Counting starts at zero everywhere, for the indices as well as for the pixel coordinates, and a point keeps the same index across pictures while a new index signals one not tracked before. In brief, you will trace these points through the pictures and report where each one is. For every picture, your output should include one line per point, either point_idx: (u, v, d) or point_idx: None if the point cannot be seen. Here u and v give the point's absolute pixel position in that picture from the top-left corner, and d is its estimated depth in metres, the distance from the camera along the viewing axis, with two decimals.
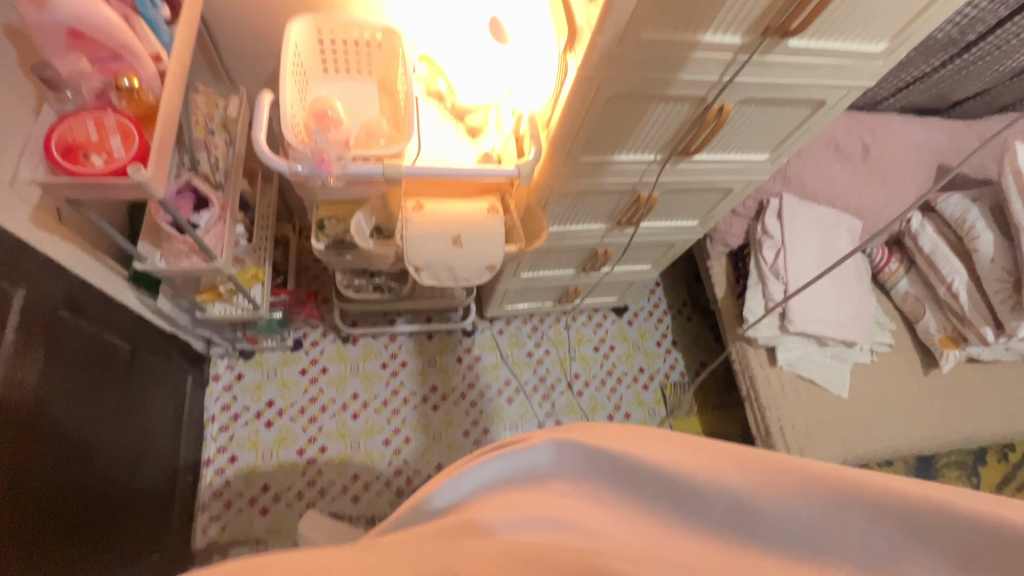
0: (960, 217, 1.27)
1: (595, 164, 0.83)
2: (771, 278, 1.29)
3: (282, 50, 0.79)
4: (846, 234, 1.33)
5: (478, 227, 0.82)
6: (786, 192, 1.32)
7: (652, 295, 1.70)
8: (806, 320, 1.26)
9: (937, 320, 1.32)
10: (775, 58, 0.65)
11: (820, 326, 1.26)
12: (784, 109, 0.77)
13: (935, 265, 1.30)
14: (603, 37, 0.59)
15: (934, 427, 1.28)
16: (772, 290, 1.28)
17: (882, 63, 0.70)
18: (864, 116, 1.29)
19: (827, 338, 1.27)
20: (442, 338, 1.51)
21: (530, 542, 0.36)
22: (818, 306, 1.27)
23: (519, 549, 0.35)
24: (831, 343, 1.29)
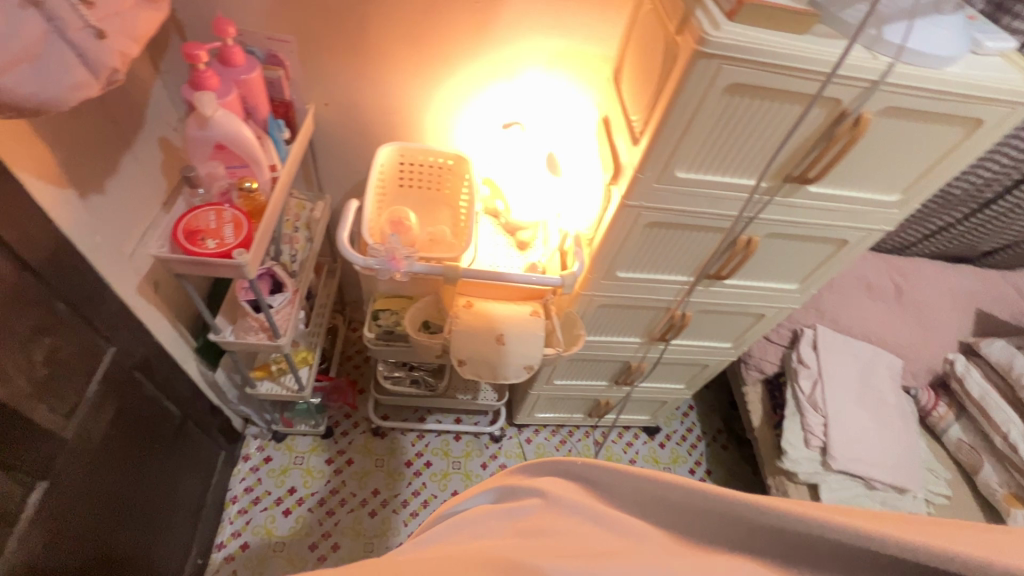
0: (1006, 362, 1.25)
1: (629, 281, 0.91)
2: (808, 408, 1.27)
3: (371, 168, 0.95)
4: (885, 370, 1.32)
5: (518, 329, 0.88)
6: (820, 323, 1.35)
7: (685, 419, 1.67)
8: (849, 457, 1.20)
9: (998, 473, 1.23)
10: (796, 200, 0.73)
11: (865, 466, 1.20)
12: (808, 245, 0.85)
13: (986, 412, 1.25)
14: (644, 175, 0.69)
15: None
16: (810, 421, 1.25)
17: (897, 212, 0.77)
18: (892, 258, 1.35)
19: (875, 480, 1.20)
20: (469, 440, 1.51)
21: (549, 562, 0.39)
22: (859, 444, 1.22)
23: (545, 565, 0.38)
24: (880, 487, 1.21)
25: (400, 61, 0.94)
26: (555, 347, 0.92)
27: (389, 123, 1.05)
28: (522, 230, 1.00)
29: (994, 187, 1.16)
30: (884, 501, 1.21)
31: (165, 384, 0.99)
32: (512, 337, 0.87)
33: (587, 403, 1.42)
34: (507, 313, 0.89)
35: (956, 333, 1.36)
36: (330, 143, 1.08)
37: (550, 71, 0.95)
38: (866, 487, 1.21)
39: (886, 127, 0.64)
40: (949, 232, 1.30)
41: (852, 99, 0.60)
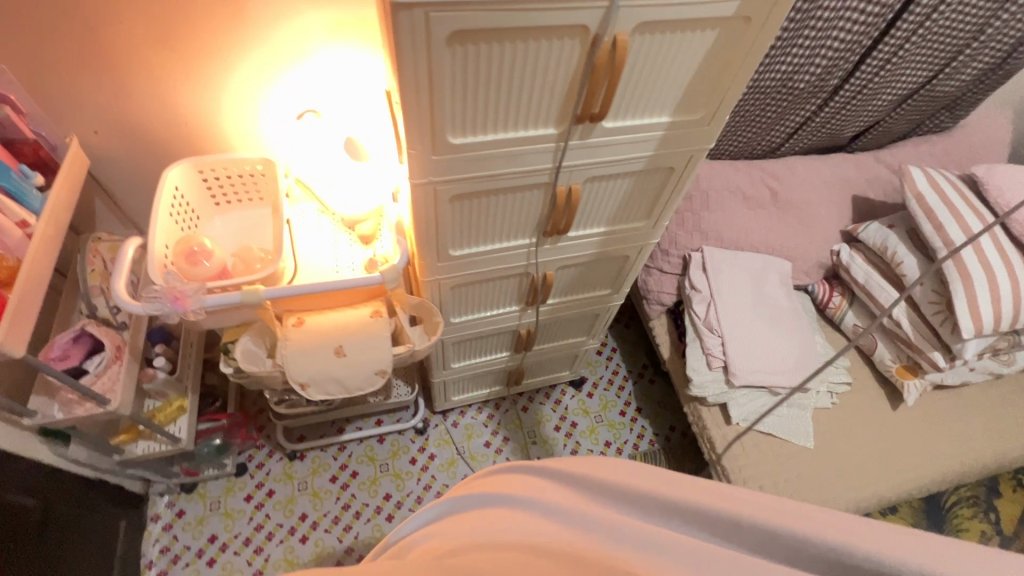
0: (881, 244, 1.26)
1: (466, 257, 0.84)
2: (706, 331, 1.27)
3: (157, 196, 0.81)
4: (775, 276, 1.33)
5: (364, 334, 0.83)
6: (707, 245, 1.33)
7: (609, 362, 1.67)
8: (751, 370, 1.22)
9: (890, 350, 1.27)
10: (596, 139, 0.68)
11: (767, 375, 1.22)
12: (636, 179, 0.80)
13: (872, 295, 1.28)
14: (415, 149, 0.62)
15: (914, 467, 1.20)
16: (709, 344, 1.26)
17: (710, 127, 0.72)
18: (764, 163, 1.34)
19: (778, 386, 1.22)
20: (394, 440, 1.46)
21: None
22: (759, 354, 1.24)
23: None
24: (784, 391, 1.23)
25: (161, 65, 0.81)
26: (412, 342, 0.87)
27: (182, 137, 0.93)
28: (359, 224, 0.92)
29: (838, 72, 1.13)
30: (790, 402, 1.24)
31: (2, 479, 0.89)
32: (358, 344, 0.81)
33: (500, 375, 1.39)
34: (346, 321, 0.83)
35: (838, 224, 1.37)
36: (124, 172, 0.95)
37: (335, 42, 0.84)
38: (771, 394, 1.24)
39: (651, 43, 0.58)
40: (811, 125, 1.28)
41: (597, 23, 0.53)
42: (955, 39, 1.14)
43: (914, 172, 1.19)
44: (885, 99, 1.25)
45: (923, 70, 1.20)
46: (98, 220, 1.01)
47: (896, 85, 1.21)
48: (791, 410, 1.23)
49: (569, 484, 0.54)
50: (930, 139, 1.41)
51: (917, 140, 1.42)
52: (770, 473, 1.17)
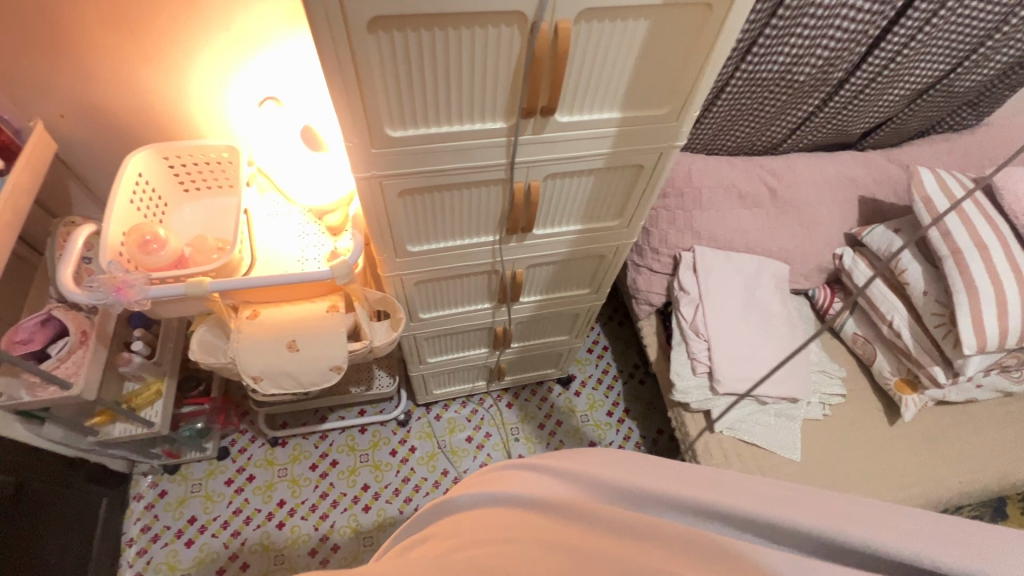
0: (886, 249, 1.19)
1: (425, 254, 0.82)
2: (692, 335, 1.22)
3: (118, 180, 0.80)
4: (770, 280, 1.27)
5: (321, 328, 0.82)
6: (699, 244, 1.28)
7: (599, 361, 1.63)
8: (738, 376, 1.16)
9: (890, 362, 1.20)
10: (549, 135, 0.64)
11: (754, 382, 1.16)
12: (603, 177, 0.76)
13: (873, 303, 1.21)
14: (351, 142, 0.59)
15: (910, 486, 1.13)
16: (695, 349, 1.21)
17: (678, 124, 0.67)
18: (764, 160, 1.27)
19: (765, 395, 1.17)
20: (376, 431, 1.46)
21: None
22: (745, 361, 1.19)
23: None
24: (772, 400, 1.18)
25: (119, 48, 0.80)
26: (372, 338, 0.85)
27: (149, 122, 0.92)
28: (328, 214, 0.90)
29: (842, 65, 1.06)
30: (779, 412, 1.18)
31: None
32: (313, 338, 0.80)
33: (482, 370, 1.37)
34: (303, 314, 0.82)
35: (842, 226, 1.30)
36: (96, 156, 0.95)
37: (299, 27, 0.81)
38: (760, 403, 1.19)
39: (593, 33, 0.54)
40: (815, 120, 1.21)
41: (534, 9, 0.49)
42: (976, 30, 1.05)
43: (923, 171, 1.11)
44: (897, 95, 1.16)
45: (940, 63, 1.11)
46: (75, 204, 1.02)
47: (910, 79, 1.13)
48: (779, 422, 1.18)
49: (485, 490, 0.52)
50: (950, 137, 1.32)
51: (935, 138, 1.32)
52: None
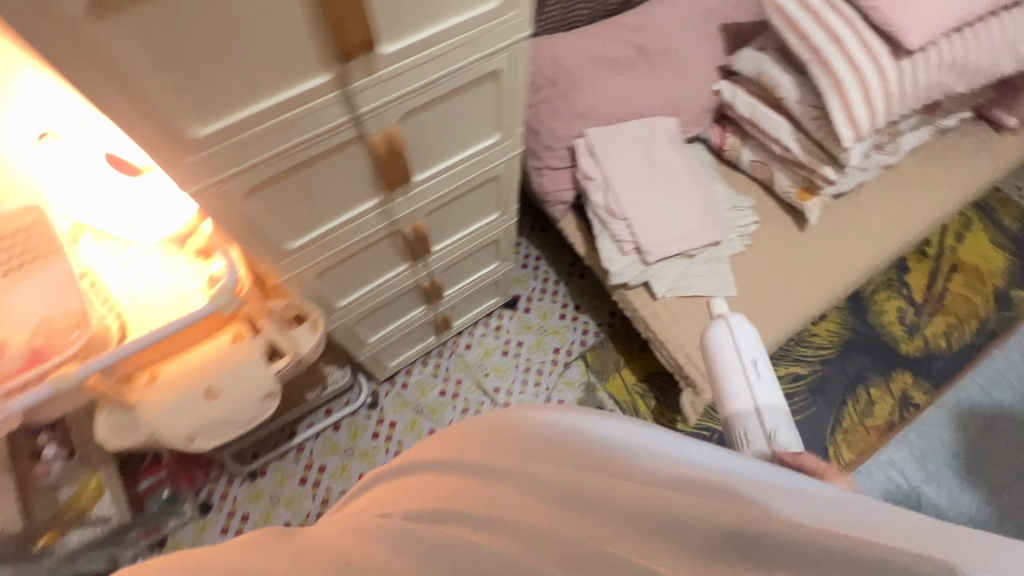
0: (757, 71, 1.20)
1: (311, 246, 0.74)
2: (716, 338, 1.00)
3: None
4: (665, 138, 1.27)
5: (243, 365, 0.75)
6: (589, 126, 1.23)
7: (537, 272, 1.63)
8: (740, 403, 0.92)
9: (787, 176, 1.27)
10: (381, 73, 0.56)
11: (758, 435, 0.86)
12: (461, 97, 0.69)
13: (759, 127, 1.25)
14: (158, 158, 0.50)
15: (829, 279, 1.26)
16: (715, 352, 0.99)
17: (516, 12, 0.60)
18: (621, 18, 1.22)
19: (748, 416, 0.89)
20: (350, 422, 1.43)
21: None
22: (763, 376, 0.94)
23: None
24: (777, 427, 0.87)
25: None
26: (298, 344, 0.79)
27: None
28: (186, 238, 0.79)
29: None
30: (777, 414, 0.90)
31: None
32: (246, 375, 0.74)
33: (427, 326, 1.34)
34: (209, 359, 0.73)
35: (713, 61, 1.29)
36: None
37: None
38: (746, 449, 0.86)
39: None
40: None
41: None
42: None
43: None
44: None
45: None
46: None
47: None
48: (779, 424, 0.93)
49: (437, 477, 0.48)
50: None
51: None
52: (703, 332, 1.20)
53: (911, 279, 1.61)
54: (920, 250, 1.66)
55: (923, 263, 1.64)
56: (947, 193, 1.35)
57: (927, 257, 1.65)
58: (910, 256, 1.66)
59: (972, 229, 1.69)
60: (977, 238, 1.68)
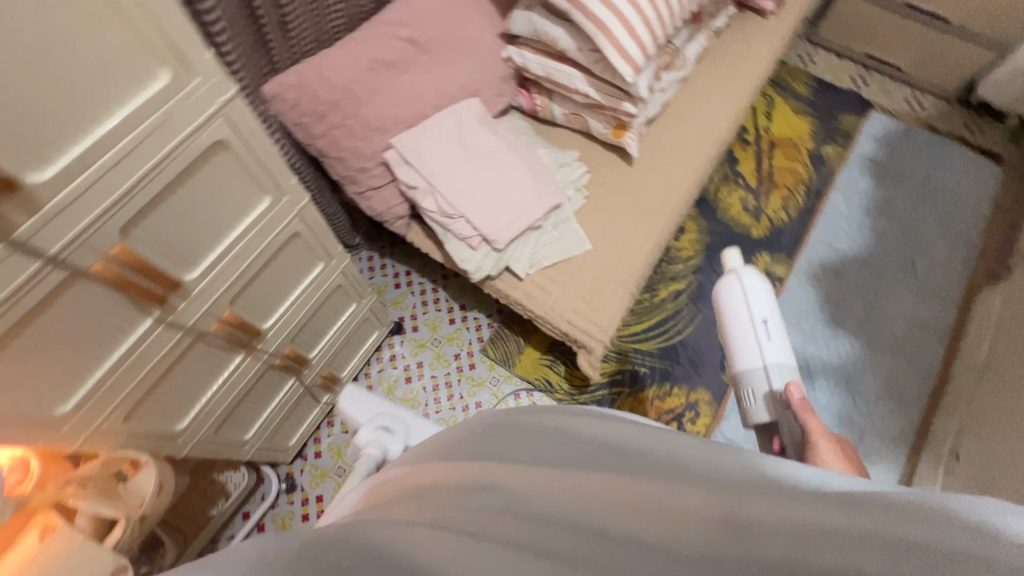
0: (532, 29, 1.19)
1: (98, 389, 0.69)
2: (726, 291, 0.99)
3: None
4: (474, 121, 1.23)
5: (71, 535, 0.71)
6: (393, 136, 1.17)
7: (412, 287, 1.58)
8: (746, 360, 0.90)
9: (598, 120, 1.29)
10: (56, 201, 0.53)
11: (763, 395, 0.85)
12: (192, 180, 0.68)
13: (556, 82, 1.25)
14: None
15: (669, 202, 1.31)
16: (728, 306, 0.98)
17: (196, 81, 0.60)
18: (383, 15, 1.15)
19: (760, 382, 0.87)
20: (274, 516, 1.33)
21: None
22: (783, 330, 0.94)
23: None
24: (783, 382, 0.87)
25: None
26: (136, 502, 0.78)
27: None
28: None
29: None
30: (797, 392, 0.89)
31: None
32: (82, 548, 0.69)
33: (313, 392, 1.26)
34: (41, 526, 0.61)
35: (492, 30, 1.27)
36: None
37: None
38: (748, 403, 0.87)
39: None
40: None
41: None
42: None
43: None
44: None
45: None
46: None
47: None
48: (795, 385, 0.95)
49: None
50: None
51: None
52: (575, 293, 1.22)
53: (741, 168, 1.75)
54: (741, 139, 1.80)
55: (747, 149, 1.79)
56: (741, 85, 1.45)
57: (748, 142, 1.80)
58: (736, 147, 1.79)
59: (777, 105, 1.86)
60: (783, 113, 1.85)
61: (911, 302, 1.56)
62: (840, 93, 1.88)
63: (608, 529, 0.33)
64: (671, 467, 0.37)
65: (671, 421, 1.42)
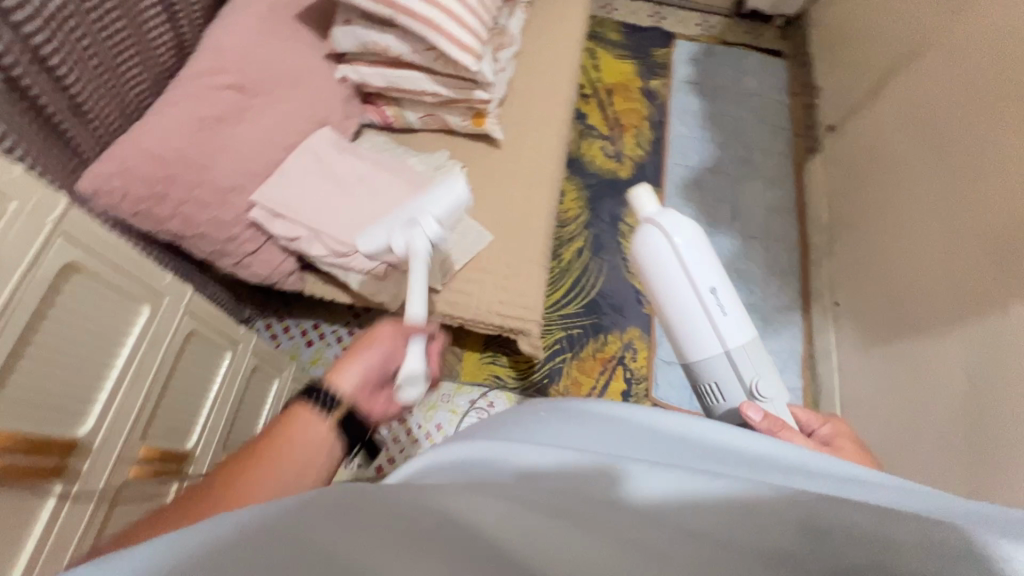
0: (360, 43, 1.14)
1: (40, 564, 0.67)
2: (665, 240, 0.84)
3: None
4: (334, 152, 1.16)
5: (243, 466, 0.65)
6: (251, 194, 1.06)
7: (326, 338, 1.46)
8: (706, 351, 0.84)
9: (455, 114, 1.29)
10: None
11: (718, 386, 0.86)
12: (55, 311, 0.70)
13: (402, 89, 1.22)
14: None
15: (547, 171, 1.36)
16: (651, 254, 0.85)
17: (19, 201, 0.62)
18: (192, 67, 1.03)
19: (731, 382, 0.84)
20: None
21: None
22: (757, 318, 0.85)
23: None
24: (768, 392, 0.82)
25: None
26: (301, 451, 0.71)
27: None
28: None
29: None
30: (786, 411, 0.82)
31: None
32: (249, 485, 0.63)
33: None
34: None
35: (317, 54, 1.20)
36: None
37: None
38: (716, 400, 0.87)
39: None
40: None
41: None
42: None
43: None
44: None
45: None
46: None
47: None
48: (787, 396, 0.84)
49: None
50: None
51: None
52: (495, 285, 1.23)
53: (591, 121, 1.87)
54: (582, 96, 1.92)
55: (590, 104, 1.91)
56: (568, 47, 1.54)
57: (589, 97, 1.93)
58: (580, 104, 1.91)
59: (600, 58, 2.01)
60: (607, 63, 2.00)
61: (761, 192, 1.81)
62: (646, 33, 2.08)
63: (645, 514, 0.40)
64: (761, 468, 0.46)
65: (616, 367, 1.51)
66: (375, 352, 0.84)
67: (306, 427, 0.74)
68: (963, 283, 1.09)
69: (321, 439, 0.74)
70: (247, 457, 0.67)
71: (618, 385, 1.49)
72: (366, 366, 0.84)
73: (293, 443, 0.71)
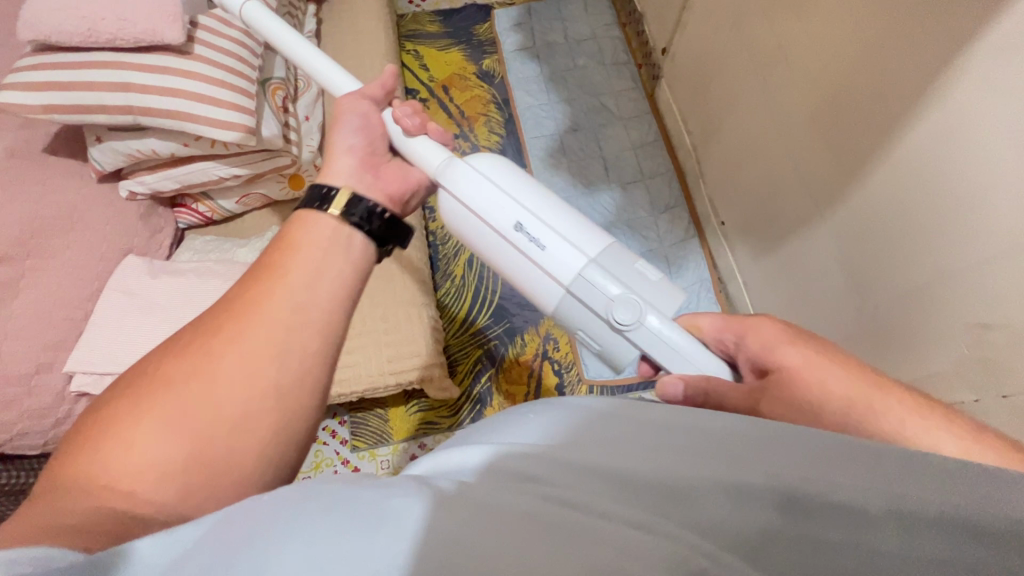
0: (121, 155, 1.02)
1: None
2: (450, 198, 0.81)
3: None
4: (144, 279, 1.03)
5: (244, 362, 0.57)
6: (64, 365, 0.94)
7: None
8: (545, 295, 0.76)
9: (270, 186, 1.18)
10: None
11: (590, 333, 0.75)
12: None
13: (196, 184, 1.10)
14: None
15: None
16: (450, 210, 0.81)
17: None
18: None
19: (588, 320, 0.73)
20: None
21: None
22: (574, 232, 0.74)
23: None
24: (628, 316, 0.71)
25: None
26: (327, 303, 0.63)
27: None
28: None
29: None
30: (654, 329, 0.70)
31: None
32: (244, 401, 0.55)
33: None
34: (122, 509, 0.49)
35: (86, 183, 1.06)
36: None
37: None
38: (591, 344, 0.76)
39: None
40: None
41: None
42: None
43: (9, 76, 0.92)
44: None
45: None
46: None
47: None
48: (658, 307, 0.72)
49: None
50: None
51: None
52: (377, 345, 1.15)
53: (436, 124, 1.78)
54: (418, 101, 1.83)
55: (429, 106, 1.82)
56: (373, 67, 1.43)
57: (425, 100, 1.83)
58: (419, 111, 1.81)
59: (424, 54, 1.91)
60: (433, 58, 1.90)
61: (625, 130, 1.76)
62: (460, 13, 1.98)
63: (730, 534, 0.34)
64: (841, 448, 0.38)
65: (543, 363, 1.47)
66: (355, 125, 0.84)
67: (321, 258, 0.66)
68: (817, 185, 1.07)
69: (340, 286, 0.65)
70: (262, 315, 0.59)
71: (551, 380, 1.45)
72: (355, 144, 0.83)
73: (307, 306, 0.61)
